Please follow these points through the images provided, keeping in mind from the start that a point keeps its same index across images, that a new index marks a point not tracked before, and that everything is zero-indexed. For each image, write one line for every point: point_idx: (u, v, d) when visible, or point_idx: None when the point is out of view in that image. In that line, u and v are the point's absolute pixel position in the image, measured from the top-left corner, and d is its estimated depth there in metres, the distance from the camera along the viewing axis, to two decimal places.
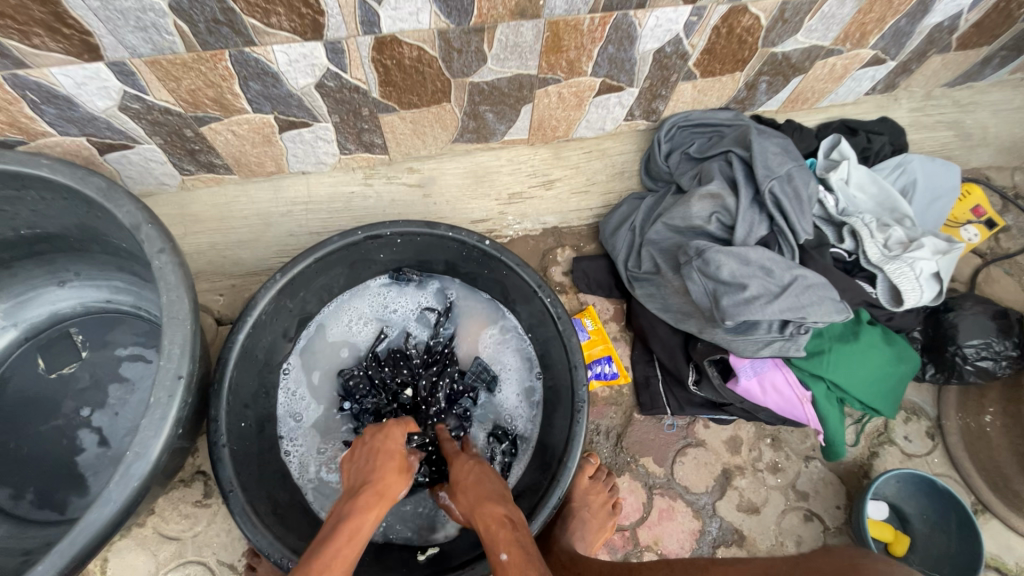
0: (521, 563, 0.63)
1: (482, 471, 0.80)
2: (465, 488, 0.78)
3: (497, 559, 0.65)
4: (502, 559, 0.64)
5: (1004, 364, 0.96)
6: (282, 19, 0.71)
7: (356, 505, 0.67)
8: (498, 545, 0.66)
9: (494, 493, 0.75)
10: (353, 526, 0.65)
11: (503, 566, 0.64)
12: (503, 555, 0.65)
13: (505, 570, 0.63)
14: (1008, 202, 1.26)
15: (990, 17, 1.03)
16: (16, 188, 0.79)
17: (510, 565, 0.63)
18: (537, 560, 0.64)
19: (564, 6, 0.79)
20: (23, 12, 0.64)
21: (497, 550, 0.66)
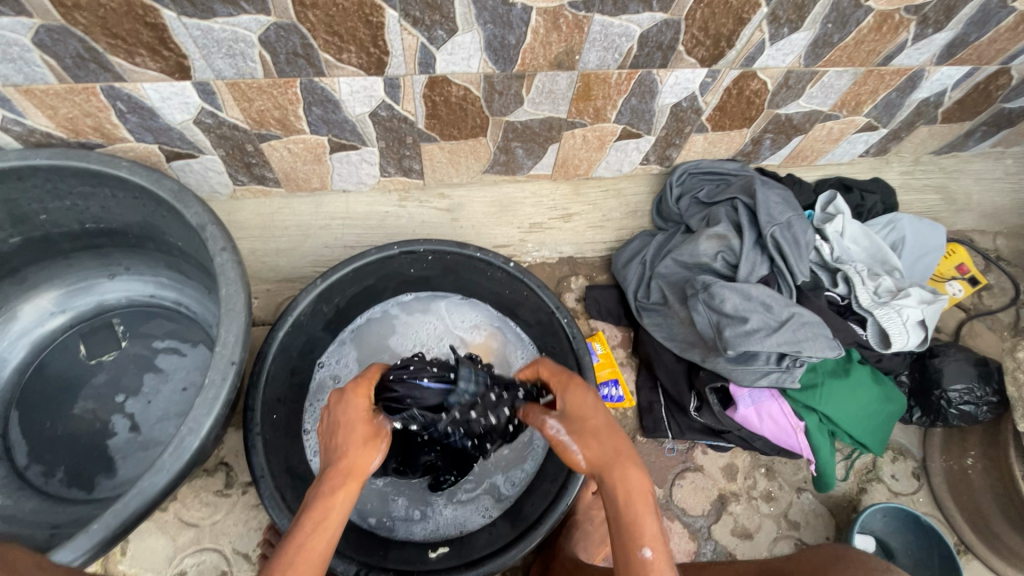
0: (668, 572, 0.56)
1: (606, 411, 0.70)
2: (596, 435, 0.67)
3: (639, 554, 0.57)
4: (648, 557, 0.57)
5: (986, 408, 1.02)
6: (352, 56, 0.82)
7: (320, 490, 0.65)
8: (643, 539, 0.58)
9: (629, 456, 0.63)
10: (317, 517, 0.63)
11: (649, 563, 0.56)
12: (648, 553, 0.57)
13: (652, 569, 0.56)
14: (990, 263, 1.36)
15: (971, 97, 1.15)
16: (94, 184, 0.87)
17: (656, 564, 0.56)
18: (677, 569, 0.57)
19: (596, 61, 0.90)
20: (134, 35, 0.73)
21: (642, 544, 0.57)
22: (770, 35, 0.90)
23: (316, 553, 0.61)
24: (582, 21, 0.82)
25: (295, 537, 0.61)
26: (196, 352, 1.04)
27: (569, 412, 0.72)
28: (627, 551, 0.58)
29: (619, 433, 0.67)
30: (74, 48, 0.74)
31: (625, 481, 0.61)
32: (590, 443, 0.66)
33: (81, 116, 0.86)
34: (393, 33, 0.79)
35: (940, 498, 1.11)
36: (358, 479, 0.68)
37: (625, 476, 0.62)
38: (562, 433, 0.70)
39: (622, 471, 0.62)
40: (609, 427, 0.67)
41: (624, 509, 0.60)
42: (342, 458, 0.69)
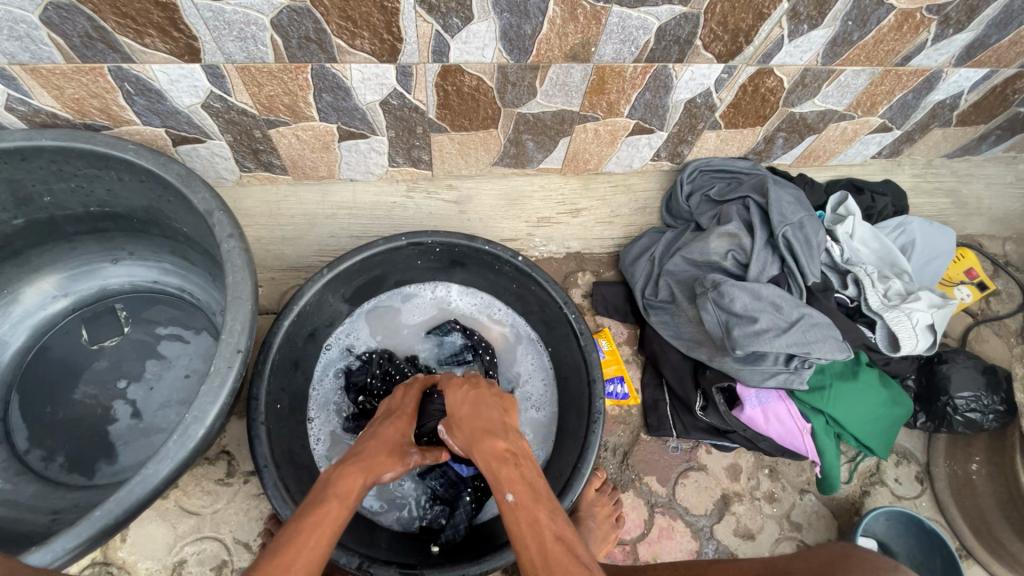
0: (529, 505, 0.65)
1: (476, 396, 0.79)
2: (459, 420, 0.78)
3: (503, 500, 0.66)
4: (510, 500, 0.66)
5: (992, 417, 1.03)
6: (365, 42, 0.80)
7: (343, 471, 0.72)
8: (504, 487, 0.67)
9: (494, 426, 0.74)
10: (342, 491, 0.69)
11: (510, 507, 0.65)
12: (510, 496, 0.66)
13: (512, 512, 0.65)
14: (998, 268, 1.35)
15: (987, 100, 1.14)
16: (100, 167, 0.86)
17: (516, 506, 0.65)
18: (542, 500, 0.66)
19: (612, 54, 0.89)
20: (144, 15, 0.72)
21: (503, 490, 0.67)
22: (789, 31, 0.88)
23: (332, 520, 0.64)
24: (600, 13, 0.80)
25: (319, 504, 0.66)
26: (199, 340, 1.03)
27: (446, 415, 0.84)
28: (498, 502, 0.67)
29: (480, 410, 0.77)
30: (82, 26, 0.72)
31: (481, 450, 0.72)
32: (456, 433, 0.79)
33: (88, 97, 0.84)
34: (408, 19, 0.77)
35: (943, 503, 1.10)
36: (373, 473, 0.75)
37: (483, 445, 0.72)
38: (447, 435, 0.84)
39: (486, 439, 0.73)
40: (471, 414, 0.77)
41: (489, 473, 0.70)
42: (368, 454, 0.77)
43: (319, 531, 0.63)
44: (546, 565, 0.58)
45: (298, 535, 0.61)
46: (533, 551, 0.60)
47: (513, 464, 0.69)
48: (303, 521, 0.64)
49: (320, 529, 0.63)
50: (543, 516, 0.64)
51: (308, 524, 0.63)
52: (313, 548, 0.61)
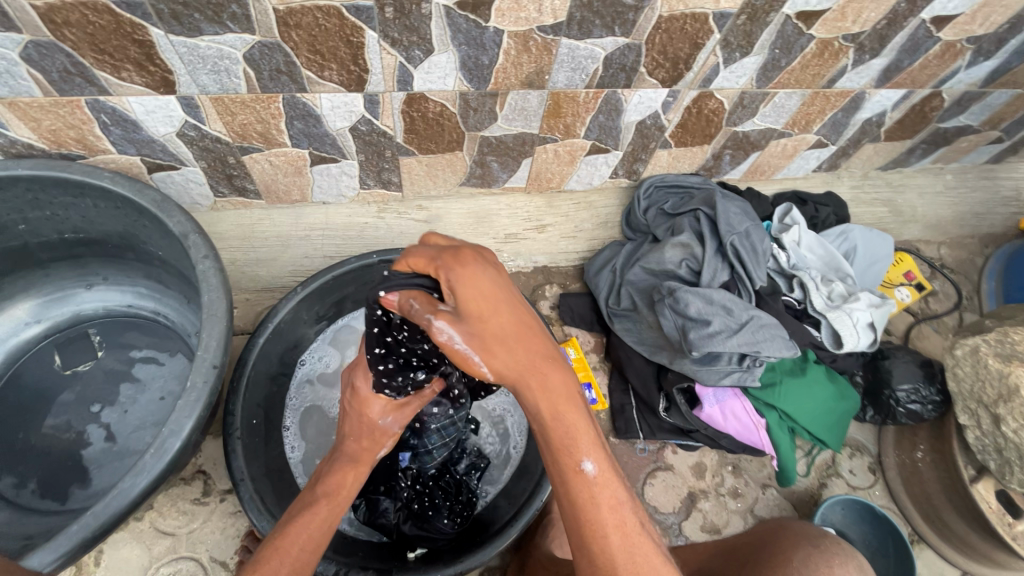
0: (609, 481, 0.58)
1: (501, 291, 0.58)
2: (492, 324, 0.57)
3: (580, 467, 0.57)
4: (590, 470, 0.57)
5: (931, 407, 1.10)
6: (334, 73, 0.86)
7: (334, 468, 0.77)
8: (582, 452, 0.58)
9: (553, 361, 0.59)
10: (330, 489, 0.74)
11: (590, 479, 0.57)
12: (590, 467, 0.57)
13: (593, 485, 0.57)
14: (935, 270, 1.46)
15: (909, 117, 1.25)
16: (76, 195, 0.89)
17: (598, 481, 0.58)
18: (616, 475, 0.59)
19: (565, 81, 0.96)
20: (122, 51, 0.76)
21: (581, 458, 0.57)
22: (724, 59, 0.97)
23: (322, 517, 0.70)
24: (550, 44, 0.88)
25: (309, 504, 0.72)
26: (174, 362, 1.05)
27: (466, 309, 0.56)
28: (569, 464, 0.58)
29: (532, 331, 0.59)
30: (61, 62, 0.77)
31: (547, 394, 0.57)
32: (497, 351, 0.57)
33: (64, 128, 0.88)
34: (373, 52, 0.84)
35: (895, 490, 1.17)
36: (366, 462, 0.78)
37: (548, 384, 0.58)
38: (461, 341, 0.57)
39: (543, 379, 0.57)
40: (519, 331, 0.57)
41: (559, 424, 0.57)
42: (348, 441, 0.78)
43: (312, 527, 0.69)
44: (631, 559, 0.56)
45: (286, 534, 0.68)
46: (612, 531, 0.57)
47: (585, 420, 0.59)
48: (298, 524, 0.69)
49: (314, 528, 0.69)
50: (620, 492, 0.59)
51: (297, 526, 0.69)
52: (307, 544, 0.67)
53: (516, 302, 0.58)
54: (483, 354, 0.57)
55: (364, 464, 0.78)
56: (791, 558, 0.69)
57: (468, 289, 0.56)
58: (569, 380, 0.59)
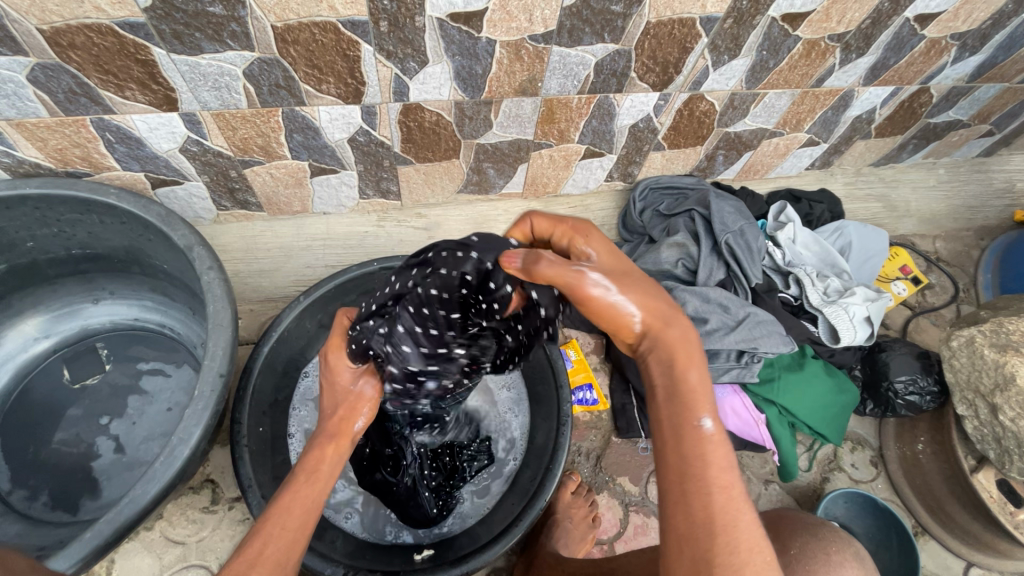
0: (723, 442, 0.51)
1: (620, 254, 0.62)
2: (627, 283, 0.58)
3: (698, 424, 0.51)
4: (707, 428, 0.51)
5: (929, 398, 1.12)
6: (331, 86, 0.88)
7: (317, 443, 0.72)
8: (702, 409, 0.52)
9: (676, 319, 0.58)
10: (313, 467, 0.68)
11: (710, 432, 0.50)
12: (709, 422, 0.51)
13: (711, 439, 0.50)
14: (931, 264, 1.48)
15: (899, 113, 1.27)
16: (82, 211, 0.91)
17: (715, 437, 0.50)
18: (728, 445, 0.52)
19: (558, 88, 0.98)
20: (126, 71, 0.79)
21: (700, 412, 0.52)
22: (712, 61, 0.99)
23: (307, 498, 0.64)
24: (542, 52, 0.90)
25: (291, 482, 0.65)
26: (181, 373, 1.06)
27: (614, 271, 0.59)
28: (683, 418, 0.52)
29: (664, 300, 0.60)
30: (66, 83, 0.79)
31: (671, 349, 0.56)
32: (632, 303, 0.57)
33: (70, 147, 0.90)
34: (369, 65, 0.86)
35: (896, 483, 1.18)
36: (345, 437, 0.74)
37: (676, 347, 0.56)
38: (603, 284, 0.58)
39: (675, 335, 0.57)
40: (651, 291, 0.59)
41: (677, 378, 0.54)
42: (330, 417, 0.76)
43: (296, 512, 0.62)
44: (733, 527, 0.47)
45: (271, 517, 0.61)
46: (717, 495, 0.48)
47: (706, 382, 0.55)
48: (278, 511, 0.62)
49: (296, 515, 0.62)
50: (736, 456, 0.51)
51: (280, 513, 0.61)
52: (290, 531, 0.60)
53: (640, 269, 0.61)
54: (635, 304, 0.57)
55: (342, 438, 0.74)
56: (789, 547, 0.70)
57: (602, 253, 0.61)
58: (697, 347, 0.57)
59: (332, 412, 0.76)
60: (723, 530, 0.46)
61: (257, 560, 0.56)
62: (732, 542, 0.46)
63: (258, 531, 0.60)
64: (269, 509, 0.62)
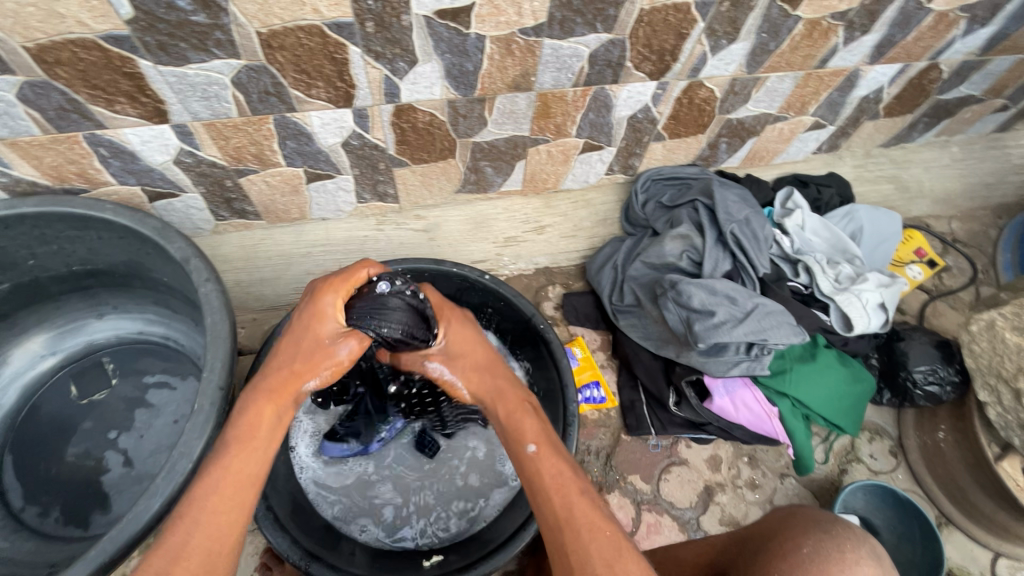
0: (551, 458, 0.68)
1: (475, 331, 0.81)
2: (467, 369, 0.78)
3: (524, 451, 0.68)
4: (532, 452, 0.68)
5: (950, 388, 1.08)
6: (321, 91, 0.87)
7: (257, 399, 0.70)
8: (527, 438, 0.69)
9: (507, 377, 0.78)
10: (248, 432, 0.68)
11: (534, 457, 0.68)
12: (532, 448, 0.69)
13: (538, 462, 0.67)
14: (947, 246, 1.45)
15: (908, 91, 1.23)
16: (80, 227, 0.91)
17: (541, 457, 0.67)
18: (561, 455, 0.69)
19: (551, 81, 0.96)
20: (114, 85, 0.78)
21: (526, 441, 0.69)
22: (710, 47, 0.97)
23: (239, 472, 0.65)
24: (533, 46, 0.88)
25: (222, 455, 0.65)
26: (186, 385, 1.07)
27: (455, 356, 0.78)
28: (517, 450, 0.69)
29: (498, 361, 0.79)
30: (56, 100, 0.79)
31: (502, 403, 0.75)
32: (471, 376, 0.78)
33: (65, 164, 0.90)
34: (358, 67, 0.84)
35: (917, 473, 1.15)
36: (290, 394, 0.72)
37: (506, 398, 0.75)
38: (449, 373, 0.79)
39: (502, 392, 0.76)
40: (489, 360, 0.79)
41: (512, 422, 0.72)
42: (280, 370, 0.71)
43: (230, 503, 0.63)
44: (570, 519, 0.62)
45: (199, 499, 0.62)
46: (556, 499, 0.64)
47: (538, 421, 0.73)
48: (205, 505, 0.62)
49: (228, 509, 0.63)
50: (566, 466, 0.68)
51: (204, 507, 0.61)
52: (219, 519, 0.61)
53: (483, 339, 0.81)
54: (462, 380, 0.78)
55: (285, 395, 0.71)
56: (803, 545, 0.68)
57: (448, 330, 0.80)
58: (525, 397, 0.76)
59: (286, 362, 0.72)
60: (568, 526, 0.62)
61: (178, 556, 0.58)
62: (576, 534, 0.61)
63: (184, 515, 0.61)
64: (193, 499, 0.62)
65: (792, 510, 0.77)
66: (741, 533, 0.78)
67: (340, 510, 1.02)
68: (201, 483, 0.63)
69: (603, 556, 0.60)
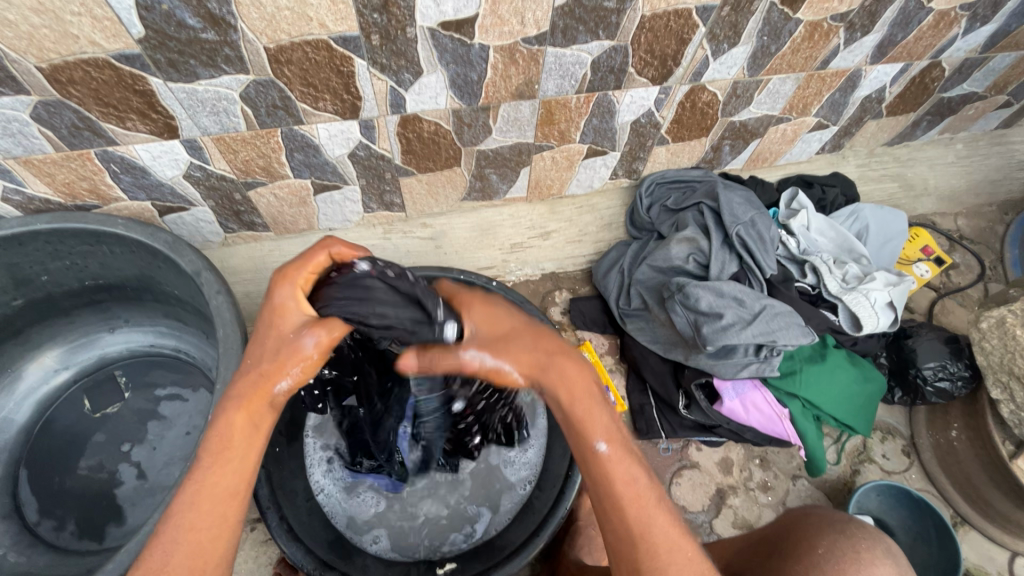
0: (622, 460, 0.62)
1: (516, 313, 0.72)
2: (511, 352, 0.66)
3: (595, 451, 0.62)
4: (603, 451, 0.62)
5: (961, 384, 1.07)
6: (328, 103, 0.88)
7: (227, 406, 0.62)
8: (598, 438, 0.62)
9: (561, 355, 0.67)
10: (222, 445, 0.61)
11: (605, 458, 0.61)
12: (604, 449, 0.62)
13: (609, 464, 0.61)
14: (953, 243, 1.44)
15: (910, 90, 1.23)
16: (93, 243, 0.92)
17: (612, 459, 0.61)
18: (634, 455, 0.63)
19: (555, 89, 0.97)
20: (125, 103, 0.79)
21: (598, 440, 0.62)
22: (712, 51, 0.97)
23: (217, 487, 0.59)
24: (536, 54, 0.89)
25: (198, 470, 0.60)
26: (198, 397, 1.07)
27: (501, 346, 0.67)
28: (584, 449, 0.63)
29: (550, 337, 0.69)
30: (69, 118, 0.80)
31: (563, 391, 0.65)
32: (518, 357, 0.66)
33: (78, 180, 0.91)
34: (364, 79, 0.85)
35: (931, 472, 1.14)
36: (260, 392, 0.62)
37: (569, 381, 0.65)
38: (488, 358, 0.66)
39: (563, 373, 0.65)
40: (538, 336, 0.69)
41: (578, 416, 0.64)
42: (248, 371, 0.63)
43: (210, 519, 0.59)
44: (647, 533, 0.59)
45: (175, 520, 0.57)
46: (629, 507, 0.60)
47: (603, 410, 0.65)
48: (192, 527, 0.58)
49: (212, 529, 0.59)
50: (637, 470, 0.62)
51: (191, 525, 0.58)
52: (198, 534, 0.57)
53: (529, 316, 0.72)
54: (511, 363, 0.66)
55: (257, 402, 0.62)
56: (816, 546, 0.67)
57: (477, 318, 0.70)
58: (586, 380, 0.66)
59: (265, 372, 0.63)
60: (643, 539, 0.59)
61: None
62: (654, 548, 0.58)
63: (161, 534, 0.57)
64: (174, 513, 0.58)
65: (806, 511, 0.77)
66: (758, 536, 0.77)
67: (352, 521, 1.01)
68: (178, 498, 0.59)
69: (684, 572, 0.57)
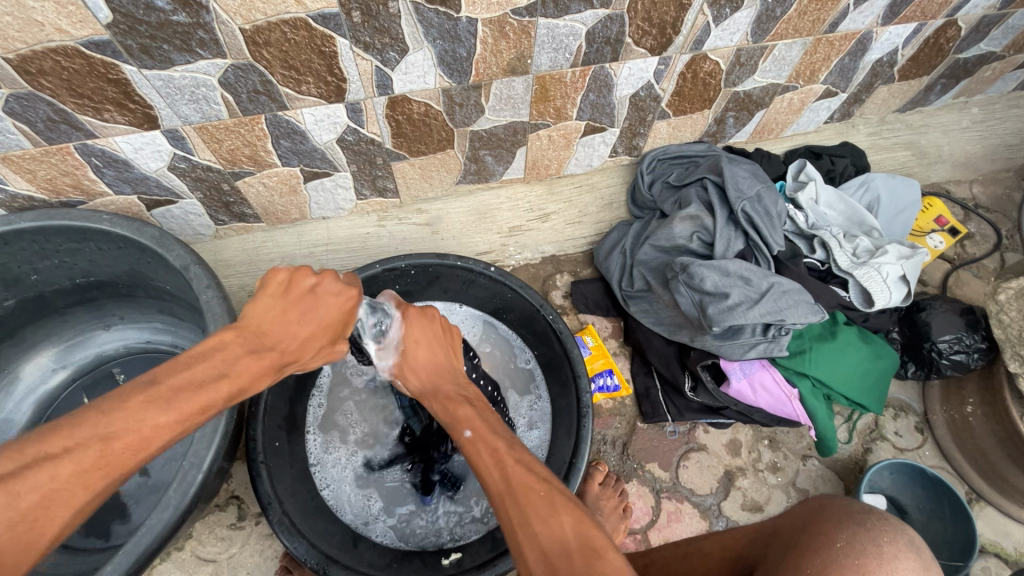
0: (487, 436, 0.67)
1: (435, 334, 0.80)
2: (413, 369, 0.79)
3: (461, 437, 0.69)
4: (468, 435, 0.68)
5: (977, 355, 1.03)
6: (311, 86, 0.85)
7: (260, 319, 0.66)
8: (461, 425, 0.70)
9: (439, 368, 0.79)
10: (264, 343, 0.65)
11: (469, 439, 0.67)
12: (468, 433, 0.68)
13: (472, 442, 0.67)
14: (969, 212, 1.39)
15: (924, 52, 1.17)
16: (79, 240, 0.90)
17: (475, 436, 0.67)
18: (496, 433, 0.68)
19: (549, 63, 0.93)
20: (99, 93, 0.76)
21: (462, 427, 0.69)
22: (713, 17, 0.92)
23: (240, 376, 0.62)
24: (527, 26, 0.84)
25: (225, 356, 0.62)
26: None
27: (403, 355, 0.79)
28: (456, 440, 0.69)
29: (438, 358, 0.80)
30: (44, 112, 0.77)
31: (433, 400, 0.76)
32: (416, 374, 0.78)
33: (59, 176, 0.89)
34: (347, 60, 0.82)
35: (947, 449, 1.12)
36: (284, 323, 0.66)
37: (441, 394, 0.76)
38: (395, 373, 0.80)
39: (439, 387, 0.77)
40: (432, 360, 0.79)
41: (449, 416, 0.72)
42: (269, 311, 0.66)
43: (124, 441, 0.54)
44: (508, 488, 0.61)
45: (184, 386, 0.58)
46: (497, 473, 0.63)
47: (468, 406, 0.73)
48: (84, 439, 0.53)
49: (116, 450, 0.54)
50: (499, 438, 0.67)
51: (86, 433, 0.53)
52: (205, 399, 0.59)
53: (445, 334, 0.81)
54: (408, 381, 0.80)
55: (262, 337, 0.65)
56: (836, 538, 0.65)
57: (411, 328, 0.80)
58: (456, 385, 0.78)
59: (295, 330, 0.66)
60: (502, 496, 0.61)
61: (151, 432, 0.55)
62: (512, 500, 0.60)
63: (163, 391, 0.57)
64: (107, 409, 0.55)
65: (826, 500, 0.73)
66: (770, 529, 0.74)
67: (357, 512, 1.02)
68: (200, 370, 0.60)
69: (538, 513, 0.58)
